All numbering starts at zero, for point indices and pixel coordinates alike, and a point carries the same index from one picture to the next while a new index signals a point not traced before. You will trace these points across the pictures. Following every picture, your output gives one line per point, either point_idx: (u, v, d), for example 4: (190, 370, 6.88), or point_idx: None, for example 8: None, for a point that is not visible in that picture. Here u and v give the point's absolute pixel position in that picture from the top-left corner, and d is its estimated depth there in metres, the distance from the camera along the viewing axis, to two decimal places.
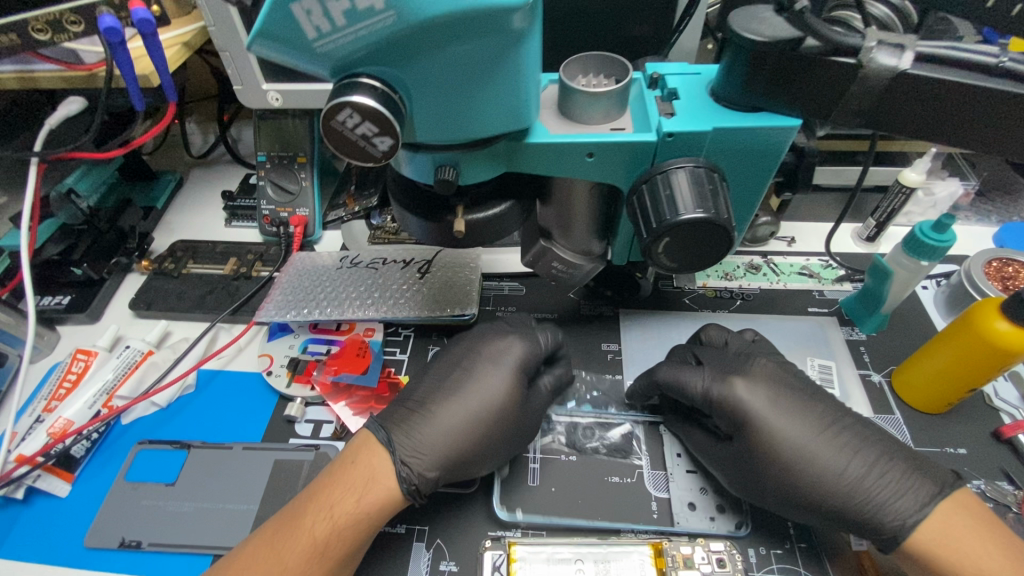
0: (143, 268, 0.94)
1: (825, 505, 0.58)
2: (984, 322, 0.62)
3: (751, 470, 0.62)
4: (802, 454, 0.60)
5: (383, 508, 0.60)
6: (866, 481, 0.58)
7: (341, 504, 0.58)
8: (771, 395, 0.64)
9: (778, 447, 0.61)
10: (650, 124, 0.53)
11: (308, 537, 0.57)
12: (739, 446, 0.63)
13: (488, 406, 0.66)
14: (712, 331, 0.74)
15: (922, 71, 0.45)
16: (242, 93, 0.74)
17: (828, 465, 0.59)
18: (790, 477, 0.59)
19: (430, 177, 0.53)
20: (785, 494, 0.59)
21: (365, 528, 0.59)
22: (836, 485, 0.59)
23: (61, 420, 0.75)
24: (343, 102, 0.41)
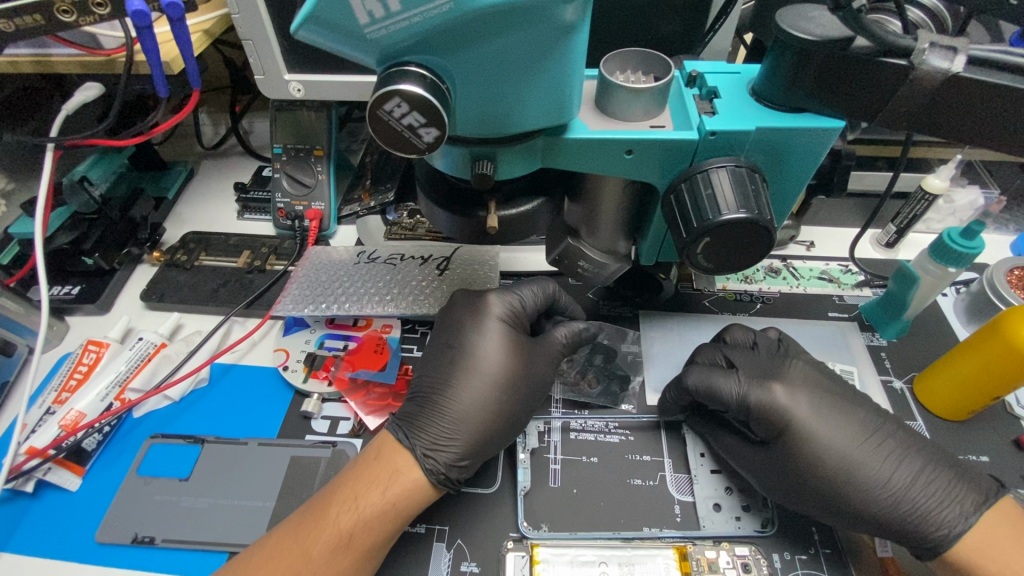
0: (155, 259, 0.93)
1: (860, 510, 0.59)
2: (1012, 329, 0.61)
3: (795, 478, 0.61)
4: (833, 460, 0.61)
5: (408, 500, 0.59)
6: (900, 486, 0.59)
7: (366, 496, 0.58)
8: (797, 399, 0.64)
9: (823, 454, 0.61)
10: (691, 123, 0.52)
11: (333, 528, 0.57)
12: (770, 452, 0.63)
13: (508, 397, 0.66)
14: (738, 331, 0.73)
15: (974, 75, 0.46)
16: (264, 84, 0.72)
17: (858, 471, 0.60)
18: (823, 484, 0.60)
19: (466, 171, 0.52)
20: (817, 502, 0.60)
21: (390, 520, 0.58)
22: (869, 490, 0.59)
23: (73, 412, 0.73)
24: (392, 91, 0.40)
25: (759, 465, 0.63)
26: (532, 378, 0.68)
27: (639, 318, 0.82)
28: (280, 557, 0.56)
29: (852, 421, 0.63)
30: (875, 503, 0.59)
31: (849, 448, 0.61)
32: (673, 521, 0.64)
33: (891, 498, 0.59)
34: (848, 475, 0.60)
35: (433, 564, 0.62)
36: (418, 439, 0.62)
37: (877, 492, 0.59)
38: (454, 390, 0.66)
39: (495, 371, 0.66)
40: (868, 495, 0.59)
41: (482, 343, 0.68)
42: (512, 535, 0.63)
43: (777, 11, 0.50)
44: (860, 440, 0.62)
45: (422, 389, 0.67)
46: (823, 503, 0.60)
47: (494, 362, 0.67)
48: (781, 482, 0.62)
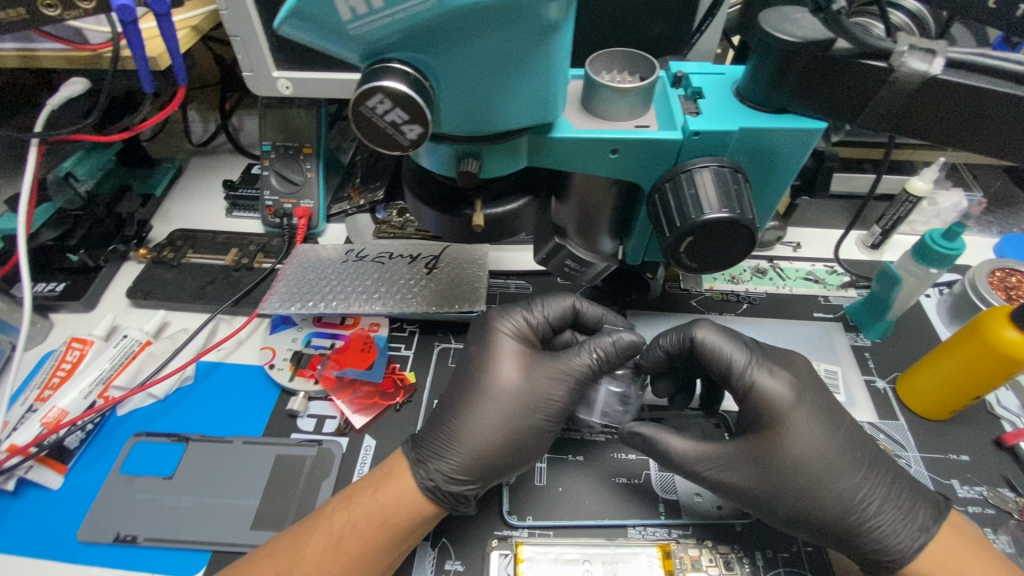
0: (142, 256, 0.92)
1: (817, 524, 0.58)
2: (993, 330, 0.62)
3: (774, 479, 0.59)
4: (803, 473, 0.59)
5: (404, 508, 0.59)
6: (866, 508, 0.58)
7: (359, 497, 0.60)
8: (785, 410, 0.61)
9: (804, 463, 0.59)
10: (675, 123, 0.53)
11: (327, 529, 0.58)
12: (734, 454, 0.61)
13: (524, 425, 0.63)
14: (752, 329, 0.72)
15: (954, 78, 0.47)
16: (251, 80, 0.71)
17: (833, 486, 0.58)
18: (784, 495, 0.59)
19: (451, 169, 0.52)
20: (773, 508, 0.59)
21: (383, 528, 0.58)
22: (832, 506, 0.58)
23: (55, 410, 0.72)
24: (375, 87, 0.40)
25: (724, 465, 0.61)
26: (548, 406, 0.64)
27: (627, 317, 0.82)
28: (275, 557, 0.57)
29: (830, 438, 0.60)
30: (832, 519, 0.58)
31: (821, 462, 0.59)
32: (657, 518, 0.64)
33: (852, 516, 0.58)
34: (813, 489, 0.58)
35: (417, 562, 0.62)
36: (420, 448, 0.63)
37: (838, 510, 0.58)
38: (468, 400, 0.65)
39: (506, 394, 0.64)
40: (827, 511, 0.58)
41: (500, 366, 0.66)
42: (497, 533, 0.63)
43: (761, 13, 0.51)
44: (833, 454, 0.60)
45: (436, 415, 0.66)
46: (778, 512, 0.59)
47: (511, 386, 0.65)
48: (741, 488, 0.60)
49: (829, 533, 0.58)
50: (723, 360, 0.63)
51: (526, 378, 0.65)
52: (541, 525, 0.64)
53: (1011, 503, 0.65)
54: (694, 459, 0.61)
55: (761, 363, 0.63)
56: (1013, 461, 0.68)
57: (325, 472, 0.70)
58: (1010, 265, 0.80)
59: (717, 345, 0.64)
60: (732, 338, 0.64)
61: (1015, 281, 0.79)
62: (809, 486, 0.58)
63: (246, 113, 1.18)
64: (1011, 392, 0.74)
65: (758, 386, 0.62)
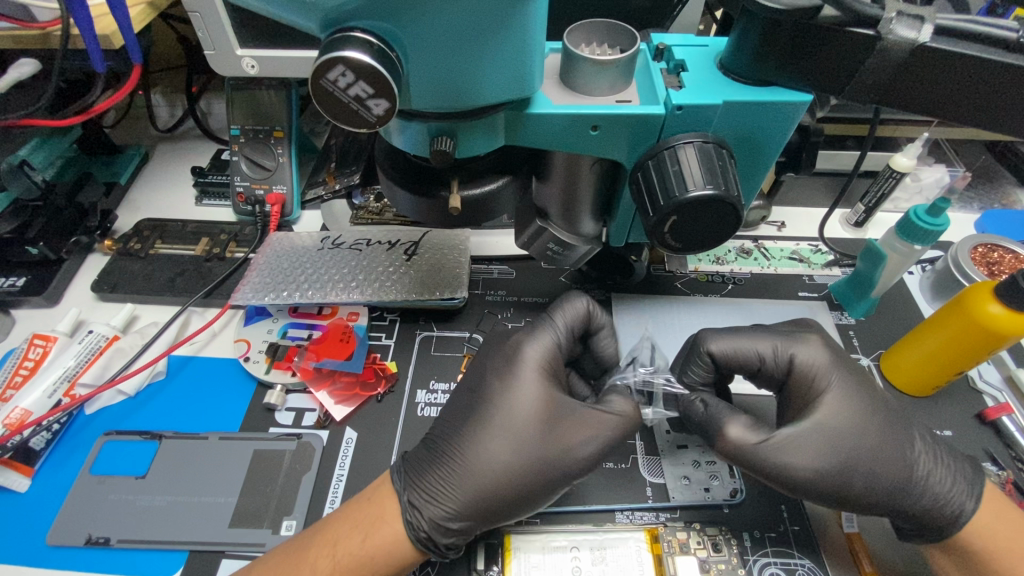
0: (107, 248, 0.88)
1: (879, 495, 0.57)
2: (977, 306, 0.61)
3: (843, 456, 0.57)
4: (857, 441, 0.58)
5: (389, 555, 0.55)
6: (925, 477, 0.58)
7: (345, 542, 0.55)
8: (819, 389, 0.61)
9: (861, 431, 0.59)
10: (657, 96, 0.51)
11: (309, 573, 0.54)
12: (796, 437, 0.57)
13: (533, 468, 0.57)
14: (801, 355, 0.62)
15: (942, 45, 0.46)
16: (213, 60, 0.65)
17: (891, 453, 0.58)
18: (848, 476, 0.57)
19: (424, 149, 0.49)
20: (836, 492, 0.57)
21: (369, 575, 0.55)
22: (897, 476, 0.58)
23: (17, 411, 0.70)
24: (335, 58, 0.38)
25: (790, 455, 0.57)
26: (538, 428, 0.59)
27: (611, 301, 0.81)
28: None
29: (870, 412, 0.59)
30: (895, 484, 0.57)
31: (870, 433, 0.58)
32: (645, 502, 0.63)
33: (913, 482, 0.57)
34: (867, 461, 0.57)
35: None
36: (407, 484, 0.59)
37: (893, 477, 0.57)
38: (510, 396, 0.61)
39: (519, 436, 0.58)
40: (885, 480, 0.57)
41: (519, 405, 0.60)
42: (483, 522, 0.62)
43: None
44: (876, 428, 0.59)
45: (432, 437, 0.62)
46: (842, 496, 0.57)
47: (529, 433, 0.58)
48: (806, 480, 0.56)
49: (892, 501, 0.57)
50: (753, 353, 0.63)
51: (549, 427, 0.59)
52: (528, 513, 0.62)
53: (994, 477, 0.65)
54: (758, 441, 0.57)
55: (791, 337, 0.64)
56: (995, 435, 0.69)
57: (304, 467, 0.68)
58: (992, 241, 0.80)
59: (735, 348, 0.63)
60: (753, 333, 0.64)
61: (997, 256, 0.79)
62: (866, 455, 0.57)
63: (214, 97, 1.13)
64: (992, 366, 0.75)
65: (797, 364, 0.62)
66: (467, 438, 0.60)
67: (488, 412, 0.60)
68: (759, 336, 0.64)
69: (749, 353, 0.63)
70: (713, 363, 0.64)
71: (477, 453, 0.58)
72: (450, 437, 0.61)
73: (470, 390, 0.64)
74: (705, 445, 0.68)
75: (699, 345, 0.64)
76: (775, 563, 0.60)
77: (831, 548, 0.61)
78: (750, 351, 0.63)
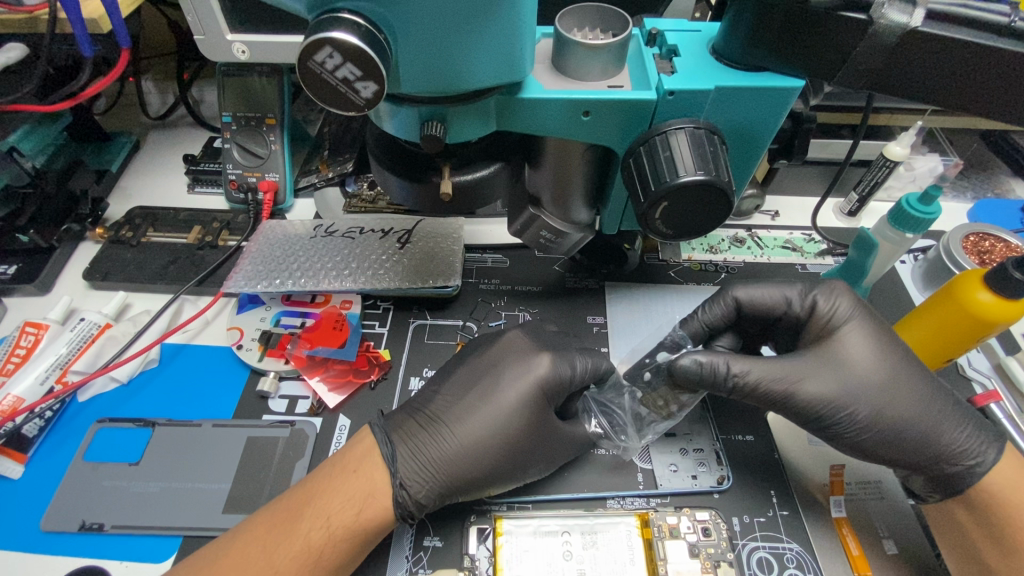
0: (99, 236, 0.87)
1: (891, 438, 0.58)
2: (966, 293, 0.62)
3: (856, 394, 0.59)
4: (870, 382, 0.59)
5: (380, 525, 0.57)
6: (944, 435, 0.58)
7: (338, 515, 0.56)
8: (839, 324, 0.62)
9: (875, 372, 0.60)
10: (649, 82, 0.50)
11: (301, 545, 0.55)
12: (808, 371, 0.60)
13: (501, 445, 0.62)
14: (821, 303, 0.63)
15: (935, 29, 0.47)
16: (204, 44, 0.64)
17: (896, 396, 0.59)
18: (854, 408, 0.58)
19: (414, 134, 0.49)
20: (843, 426, 0.59)
21: (360, 543, 0.56)
22: (906, 416, 0.59)
23: (10, 398, 0.69)
24: (322, 39, 0.38)
25: (803, 387, 0.59)
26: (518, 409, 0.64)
27: (604, 290, 0.81)
28: (243, 570, 0.53)
29: (889, 354, 0.61)
30: (907, 433, 0.58)
31: (886, 374, 0.60)
32: (636, 488, 0.64)
33: (927, 428, 0.58)
34: (880, 399, 0.59)
35: (395, 541, 0.61)
36: (397, 467, 0.59)
37: (903, 417, 0.58)
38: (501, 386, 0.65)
39: (491, 417, 0.63)
40: (897, 422, 0.58)
41: (504, 390, 0.65)
42: (476, 507, 0.63)
43: None
44: (893, 373, 0.60)
45: (425, 407, 0.65)
46: (849, 432, 0.59)
47: (510, 417, 0.64)
48: (810, 406, 0.59)
49: (900, 447, 0.58)
50: (780, 302, 0.65)
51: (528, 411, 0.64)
52: (519, 500, 0.63)
53: None
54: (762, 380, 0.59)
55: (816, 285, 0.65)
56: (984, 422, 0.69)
57: (297, 454, 0.68)
58: (984, 230, 0.81)
59: (760, 296, 0.65)
60: (777, 282, 0.66)
61: (989, 245, 0.79)
62: (875, 398, 0.59)
63: (206, 83, 1.12)
64: (982, 354, 0.75)
65: (819, 308, 0.63)
66: (454, 411, 0.64)
67: (484, 386, 0.66)
68: (782, 284, 0.66)
69: (771, 298, 0.65)
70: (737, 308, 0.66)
71: (450, 433, 0.62)
72: (447, 415, 0.64)
73: (478, 368, 0.67)
74: (693, 433, 0.68)
75: (723, 293, 0.66)
76: (763, 547, 0.61)
77: (818, 534, 0.61)
78: (775, 298, 0.65)
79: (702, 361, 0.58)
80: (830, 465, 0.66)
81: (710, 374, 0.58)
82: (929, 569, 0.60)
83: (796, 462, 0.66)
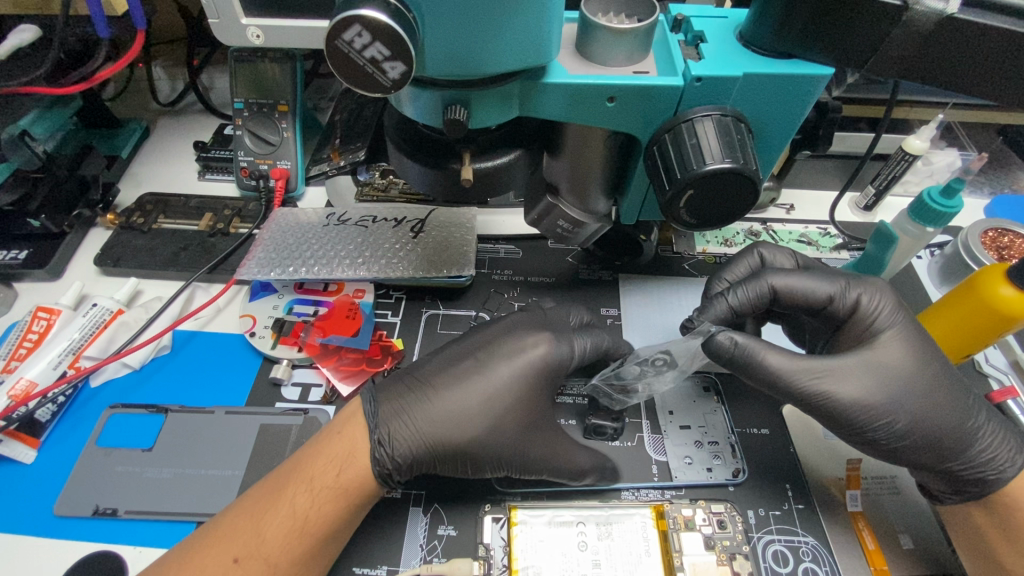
0: (110, 222, 0.87)
1: (927, 447, 0.57)
2: (988, 288, 0.61)
3: (897, 399, 0.56)
4: (909, 387, 0.57)
5: (362, 486, 0.57)
6: (978, 442, 0.57)
7: (321, 477, 0.56)
8: (880, 330, 0.60)
9: (913, 379, 0.57)
10: (675, 68, 0.50)
11: (286, 510, 0.55)
12: (845, 373, 0.57)
13: (494, 421, 0.60)
14: (864, 301, 0.60)
15: (968, 16, 0.48)
16: (218, 28, 0.63)
17: (936, 402, 0.57)
18: (895, 416, 0.56)
19: (436, 119, 0.48)
20: (879, 431, 0.56)
21: (345, 505, 0.56)
22: (943, 424, 0.57)
23: (23, 382, 0.69)
24: (352, 17, 0.37)
25: (839, 389, 0.56)
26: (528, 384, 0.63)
27: (618, 282, 0.80)
28: (233, 536, 0.54)
29: (929, 361, 0.59)
30: (946, 439, 0.56)
31: (927, 382, 0.57)
32: (651, 480, 0.64)
33: (964, 436, 0.56)
34: (921, 405, 0.57)
35: (409, 530, 0.61)
36: (378, 422, 0.59)
37: (938, 423, 0.57)
38: (494, 360, 0.63)
39: (482, 390, 0.61)
40: (933, 429, 0.57)
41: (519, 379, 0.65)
42: (490, 497, 0.63)
43: None
44: (933, 376, 0.58)
45: (415, 371, 0.64)
46: (884, 437, 0.57)
47: (504, 389, 0.62)
48: (848, 409, 0.56)
49: (932, 453, 0.57)
50: (822, 297, 0.61)
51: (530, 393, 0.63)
52: (533, 490, 0.63)
53: None
54: (799, 376, 0.57)
55: (856, 282, 0.62)
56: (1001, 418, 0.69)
57: (310, 442, 0.68)
58: (1003, 225, 0.80)
59: (799, 287, 0.61)
60: (820, 275, 0.62)
61: (1008, 241, 0.78)
62: (917, 402, 0.57)
63: (216, 70, 1.11)
64: (999, 350, 0.75)
65: (863, 306, 0.60)
66: (452, 381, 0.62)
67: (487, 355, 0.64)
68: (825, 278, 0.62)
69: (815, 293, 0.61)
70: (773, 298, 0.62)
71: (440, 406, 0.61)
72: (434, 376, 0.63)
73: (474, 347, 0.65)
74: (708, 426, 0.68)
75: (760, 277, 0.62)
76: (778, 540, 0.60)
77: (834, 528, 0.61)
78: (818, 293, 0.61)
79: (735, 340, 0.58)
80: (846, 460, 0.65)
81: (742, 357, 0.58)
82: (946, 564, 0.60)
83: (811, 457, 0.66)
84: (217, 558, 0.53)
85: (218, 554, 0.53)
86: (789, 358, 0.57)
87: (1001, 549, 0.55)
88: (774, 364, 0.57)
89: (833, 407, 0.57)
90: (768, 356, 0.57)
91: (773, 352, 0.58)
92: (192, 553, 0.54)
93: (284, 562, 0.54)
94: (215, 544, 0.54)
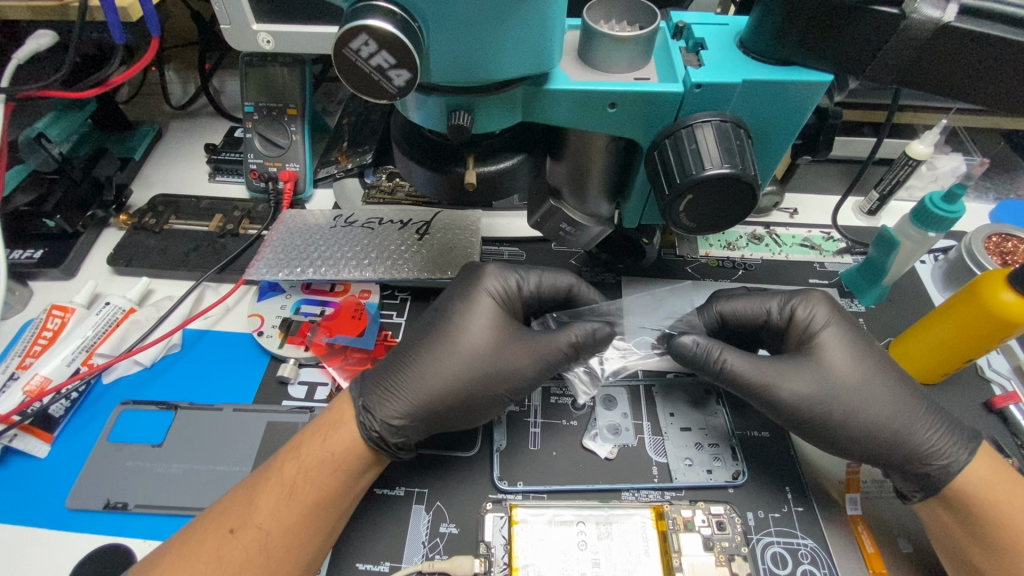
0: (122, 222, 0.89)
1: (868, 438, 0.60)
2: (989, 293, 0.61)
3: (829, 396, 0.61)
4: (842, 387, 0.61)
5: (347, 452, 0.60)
6: (920, 435, 0.59)
7: (309, 446, 0.60)
8: (818, 330, 0.65)
9: (845, 383, 0.62)
10: (676, 74, 0.51)
11: (276, 479, 0.58)
12: (789, 370, 0.62)
13: (478, 386, 0.63)
14: (801, 310, 0.66)
15: (964, 23, 0.50)
16: (229, 34, 0.65)
17: (869, 399, 0.61)
18: (831, 407, 0.61)
19: (441, 125, 0.49)
20: (818, 424, 0.61)
21: (332, 472, 0.59)
22: (885, 419, 0.60)
23: (37, 377, 0.71)
24: (359, 27, 0.39)
25: (782, 383, 0.62)
26: (501, 357, 0.65)
27: (621, 284, 0.81)
28: (228, 510, 0.57)
29: (864, 357, 0.63)
30: (885, 432, 0.60)
31: (862, 378, 0.62)
32: (651, 481, 0.64)
33: (903, 429, 0.60)
34: (856, 401, 0.61)
35: (412, 526, 0.62)
36: (365, 392, 0.63)
37: (880, 418, 0.60)
38: (467, 326, 0.66)
39: (455, 360, 0.64)
40: (872, 421, 0.60)
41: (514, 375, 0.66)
42: (491, 496, 0.64)
43: None
44: (868, 376, 0.62)
45: (399, 350, 0.66)
46: (827, 429, 0.61)
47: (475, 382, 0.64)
48: (789, 404, 0.61)
49: (877, 446, 0.60)
50: (761, 312, 0.68)
51: (495, 355, 0.65)
52: (534, 489, 0.64)
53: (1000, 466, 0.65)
54: (749, 374, 0.62)
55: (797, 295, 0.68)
56: (1003, 424, 0.69)
57: None
58: (1006, 230, 0.80)
59: (747, 307, 0.68)
60: (759, 294, 0.69)
61: (1011, 246, 0.78)
62: (850, 397, 0.61)
63: (226, 74, 1.13)
64: (1002, 356, 0.75)
65: (798, 316, 0.66)
66: (427, 351, 0.65)
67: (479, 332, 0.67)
68: (766, 294, 0.69)
69: (756, 308, 0.68)
70: (722, 319, 0.69)
71: (410, 373, 0.64)
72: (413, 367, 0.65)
73: (437, 315, 0.68)
74: (708, 428, 0.68)
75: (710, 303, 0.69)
76: (778, 543, 0.61)
77: (833, 531, 0.61)
78: (756, 309, 0.68)
79: (698, 342, 0.63)
80: (846, 462, 0.66)
81: (703, 356, 0.63)
82: (946, 568, 0.60)
83: (812, 460, 0.66)
84: (211, 531, 0.55)
85: (213, 529, 0.56)
86: (746, 359, 0.63)
87: (997, 554, 0.56)
88: (732, 364, 0.62)
89: (774, 399, 0.61)
90: (724, 354, 0.63)
91: (729, 352, 0.63)
92: (191, 532, 0.56)
93: (275, 529, 0.55)
94: (210, 519, 0.56)
